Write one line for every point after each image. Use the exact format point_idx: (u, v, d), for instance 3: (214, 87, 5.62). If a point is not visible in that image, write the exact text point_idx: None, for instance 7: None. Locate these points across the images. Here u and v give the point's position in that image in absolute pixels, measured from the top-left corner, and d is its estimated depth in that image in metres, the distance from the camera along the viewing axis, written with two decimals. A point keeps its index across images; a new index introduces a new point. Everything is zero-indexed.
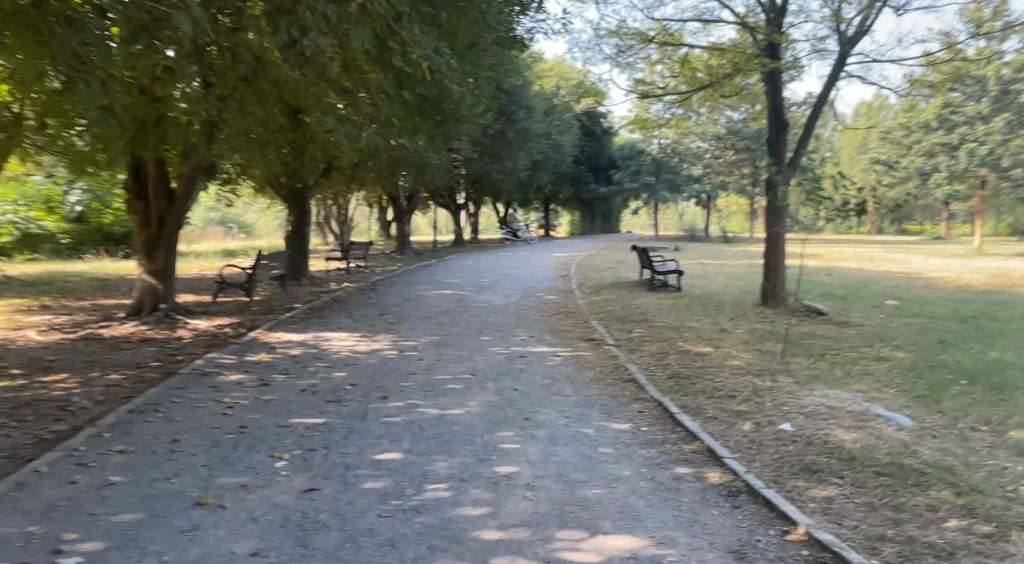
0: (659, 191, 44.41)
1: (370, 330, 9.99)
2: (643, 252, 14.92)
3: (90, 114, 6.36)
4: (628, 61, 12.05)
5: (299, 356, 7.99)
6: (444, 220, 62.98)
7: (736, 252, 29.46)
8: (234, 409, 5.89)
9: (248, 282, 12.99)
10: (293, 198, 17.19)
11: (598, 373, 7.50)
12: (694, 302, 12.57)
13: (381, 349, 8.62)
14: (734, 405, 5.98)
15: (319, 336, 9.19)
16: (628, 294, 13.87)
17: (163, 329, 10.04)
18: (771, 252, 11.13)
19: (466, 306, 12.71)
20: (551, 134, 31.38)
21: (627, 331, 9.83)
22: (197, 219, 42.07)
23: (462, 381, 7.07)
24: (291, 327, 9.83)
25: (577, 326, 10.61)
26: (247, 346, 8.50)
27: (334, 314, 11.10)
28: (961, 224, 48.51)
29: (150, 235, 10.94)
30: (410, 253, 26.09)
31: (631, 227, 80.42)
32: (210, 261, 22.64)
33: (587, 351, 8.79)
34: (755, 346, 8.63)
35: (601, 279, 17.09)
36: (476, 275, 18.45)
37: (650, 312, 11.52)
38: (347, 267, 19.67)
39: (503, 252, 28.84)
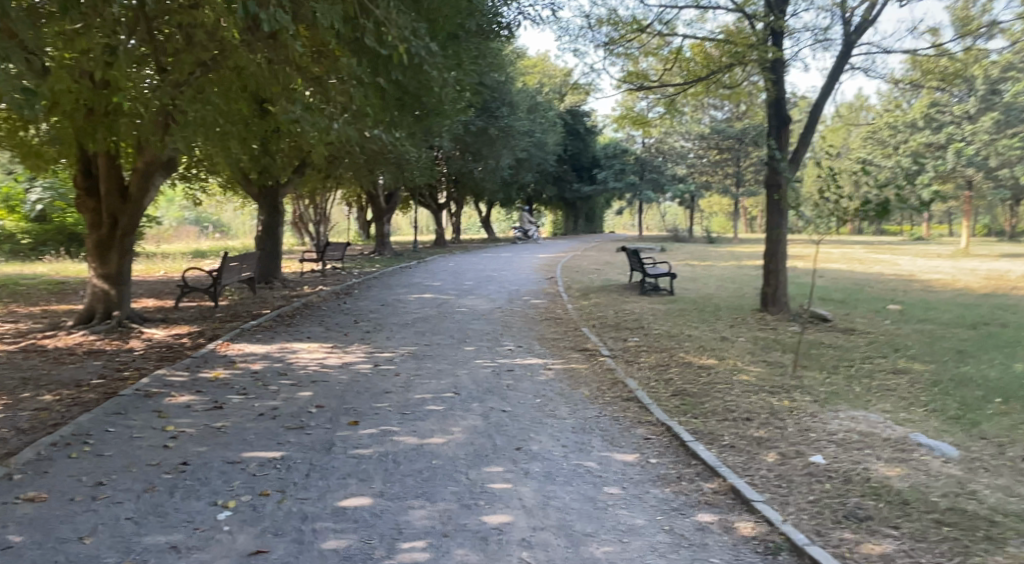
0: (642, 190, 42.98)
1: (343, 340, 9.19)
2: (634, 254, 14.21)
3: (10, 98, 5.45)
4: (622, 50, 11.39)
5: (261, 373, 7.18)
6: (427, 220, 62.13)
7: (722, 253, 28.89)
8: (178, 440, 5.09)
9: (214, 286, 12.12)
10: (264, 196, 16.30)
11: (595, 390, 6.76)
12: (689, 308, 11.88)
13: (354, 363, 7.82)
14: (753, 431, 5.26)
15: (286, 348, 8.37)
16: (619, 298, 13.15)
17: (114, 340, 9.19)
18: (771, 255, 10.46)
19: (447, 312, 11.92)
20: (535, 133, 30.67)
21: (621, 341, 9.10)
22: (170, 220, 40.82)
23: (443, 402, 6.30)
24: (255, 337, 8.99)
25: (566, 335, 9.87)
26: (203, 361, 7.66)
27: (304, 322, 10.29)
28: (941, 225, 48.41)
29: (101, 236, 10.06)
30: (389, 253, 25.27)
31: (614, 228, 79.95)
32: (178, 263, 21.66)
33: (580, 364, 8.04)
34: (762, 358, 7.94)
35: (589, 282, 16.37)
36: (458, 278, 17.66)
37: (644, 319, 10.80)
38: (323, 269, 18.80)
39: (485, 252, 28.07)
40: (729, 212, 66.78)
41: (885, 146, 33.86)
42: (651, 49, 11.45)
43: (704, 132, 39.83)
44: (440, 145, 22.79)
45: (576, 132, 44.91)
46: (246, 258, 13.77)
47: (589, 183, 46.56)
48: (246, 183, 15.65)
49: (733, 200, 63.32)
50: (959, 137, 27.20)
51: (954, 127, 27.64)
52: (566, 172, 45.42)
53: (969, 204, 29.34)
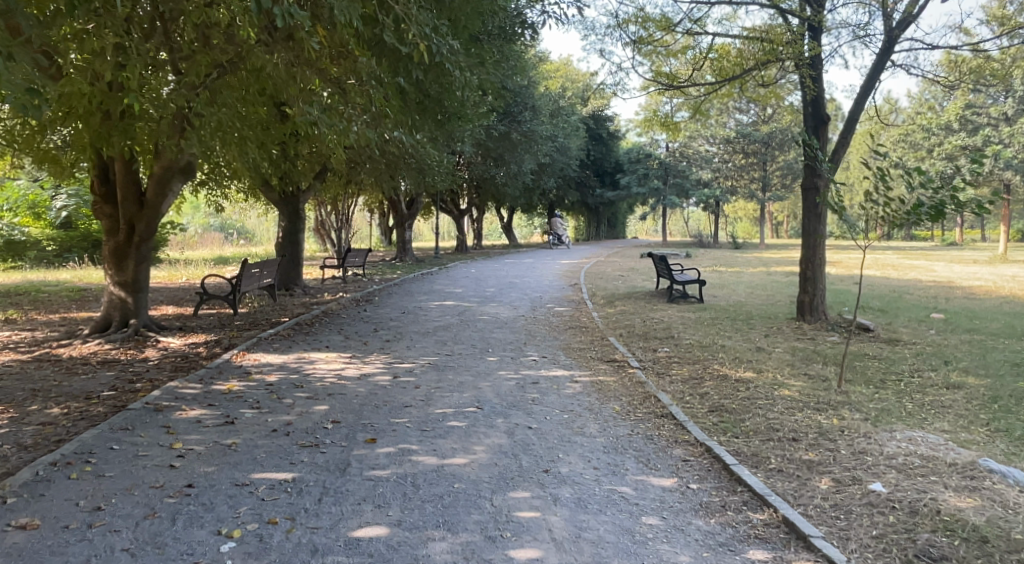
0: (666, 195, 42.45)
1: (362, 350, 8.88)
2: (661, 261, 13.80)
3: (17, 98, 5.17)
4: (651, 52, 11.11)
5: (277, 385, 6.87)
6: (448, 225, 61.98)
7: (749, 259, 28.28)
8: (185, 459, 4.80)
9: (233, 293, 11.91)
10: (285, 202, 16.11)
11: (626, 405, 6.37)
12: (720, 316, 11.44)
13: (373, 374, 7.50)
14: (801, 453, 4.86)
15: (303, 358, 8.07)
16: (647, 306, 12.74)
17: (129, 349, 8.96)
18: (809, 261, 10.03)
19: (470, 320, 11.59)
20: (558, 137, 30.34)
21: (651, 352, 8.70)
22: (195, 225, 40.97)
23: (465, 417, 5.95)
24: (272, 346, 8.71)
25: (593, 345, 9.48)
26: (218, 371, 7.39)
27: (323, 331, 10.01)
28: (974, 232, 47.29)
29: (118, 242, 9.86)
30: (411, 259, 25.05)
31: (637, 233, 79.32)
32: (200, 269, 21.61)
33: (609, 376, 7.65)
34: (802, 371, 7.50)
35: (614, 289, 15.96)
36: (480, 284, 17.34)
37: (674, 328, 10.38)
38: (344, 275, 18.58)
39: (508, 258, 27.77)
40: (755, 217, 65.90)
41: (916, 149, 33.05)
42: (680, 50, 11.12)
43: (729, 136, 39.22)
44: (462, 150, 22.53)
45: (598, 137, 44.47)
46: (265, 264, 13.55)
47: (612, 188, 46.09)
48: (266, 188, 15.44)
49: (759, 204, 62.47)
50: (995, 139, 26.42)
51: (990, 129, 26.88)
52: (588, 177, 45.04)
53: (1006, 208, 28.48)
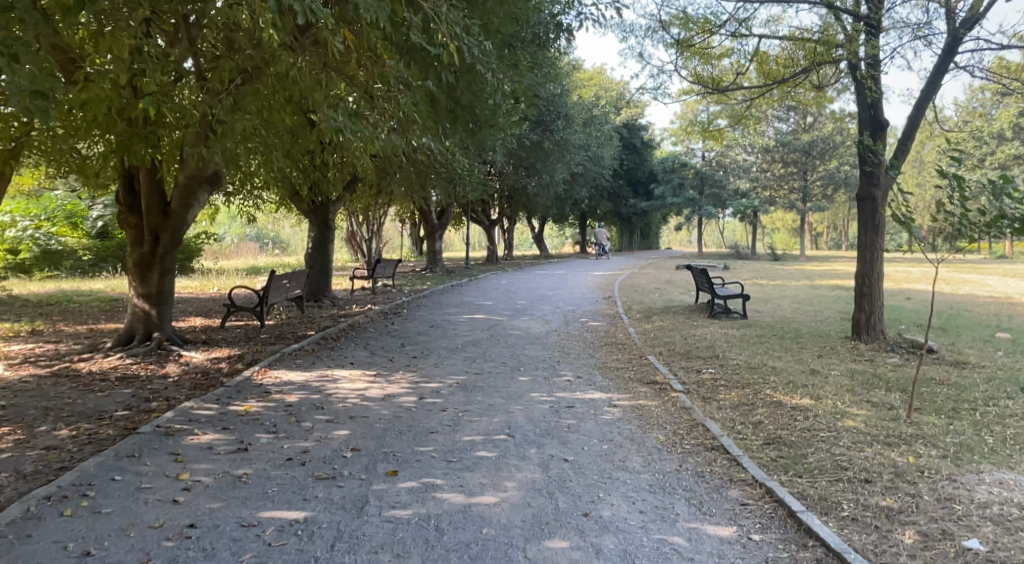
0: (703, 206, 41.69)
1: (388, 367, 8.46)
2: (702, 274, 13.20)
3: (26, 102, 5.01)
4: (696, 56, 10.65)
5: (296, 406, 6.47)
6: (479, 235, 61.73)
7: (791, 272, 27.40)
8: (190, 493, 4.40)
9: (260, 305, 11.61)
10: (315, 212, 15.84)
11: (672, 435, 5.84)
12: (766, 333, 10.82)
13: (398, 395, 7.06)
14: (876, 500, 4.33)
15: (327, 376, 7.67)
16: (687, 321, 12.16)
17: (150, 364, 8.64)
18: (865, 277, 9.43)
19: (502, 335, 11.14)
20: (591, 146, 29.88)
21: (695, 374, 8.14)
22: (230, 235, 41.25)
23: (497, 446, 5.48)
24: (296, 363, 8.34)
25: (632, 364, 8.95)
26: (236, 390, 7.01)
27: (349, 346, 9.63)
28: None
29: (142, 253, 9.60)
30: (442, 270, 24.73)
31: (671, 244, 78.34)
32: (231, 279, 21.50)
33: (651, 400, 7.13)
34: (863, 398, 6.88)
35: (652, 303, 15.38)
36: (513, 297, 16.88)
37: (718, 346, 9.80)
38: (374, 286, 18.27)
39: (541, 269, 27.30)
40: (792, 228, 64.58)
41: None
42: (727, 53, 10.65)
43: (768, 145, 38.35)
44: (493, 159, 22.16)
45: (633, 146, 43.83)
46: (294, 275, 13.26)
47: (646, 198, 45.41)
48: (296, 198, 15.20)
49: (798, 215, 61.17)
50: None
51: None
52: (622, 187, 44.48)
53: None
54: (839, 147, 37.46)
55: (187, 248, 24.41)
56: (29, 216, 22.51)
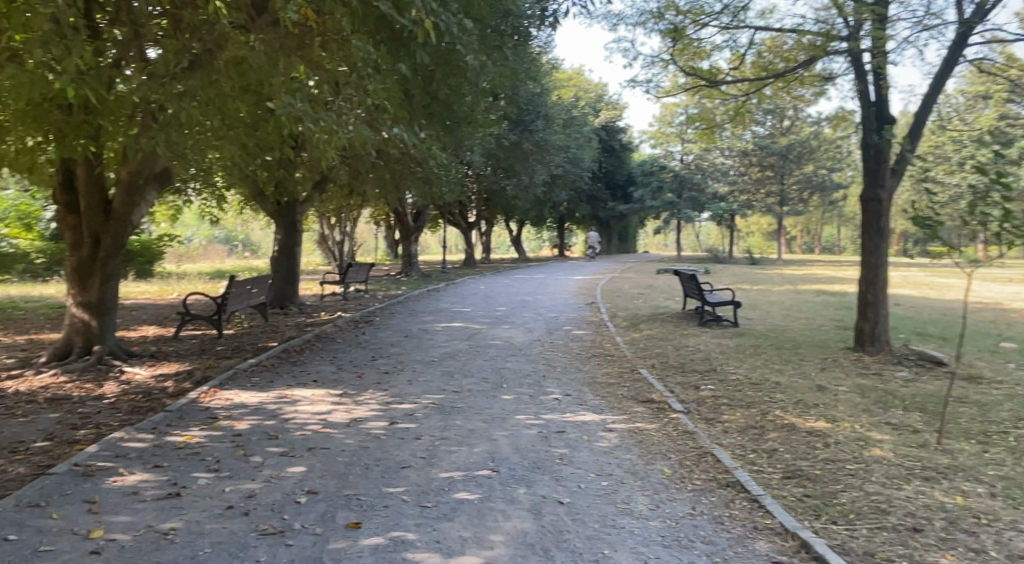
0: (683, 209, 41.49)
1: (356, 384, 7.63)
2: (691, 280, 12.55)
3: None
4: (684, 46, 10.01)
5: (246, 435, 5.64)
6: (455, 239, 60.88)
7: (772, 276, 27.02)
8: (100, 557, 3.57)
9: (217, 314, 10.69)
10: (281, 213, 14.89)
11: (679, 468, 5.09)
12: (762, 344, 10.18)
13: (364, 420, 6.24)
14: (936, 557, 3.62)
15: (285, 397, 6.82)
16: (677, 330, 11.49)
17: (87, 383, 7.71)
18: (869, 283, 8.83)
19: (480, 346, 10.35)
20: (571, 148, 29.25)
21: (694, 392, 7.43)
22: (198, 238, 39.95)
23: (479, 485, 4.69)
24: (252, 381, 7.48)
25: (624, 379, 8.22)
26: (179, 416, 6.15)
27: (313, 360, 8.77)
28: None
29: (81, 259, 8.65)
30: (417, 273, 23.86)
31: (648, 246, 78.19)
32: (193, 284, 20.44)
33: (650, 423, 6.39)
34: (883, 420, 6.20)
35: (637, 309, 14.70)
36: (490, 303, 16.08)
37: (714, 358, 9.12)
38: (345, 292, 17.37)
39: (518, 273, 26.56)
40: (767, 230, 64.71)
41: None
42: (719, 44, 10.00)
43: (746, 148, 38.00)
44: (470, 160, 21.41)
45: (611, 149, 43.29)
46: (256, 281, 12.33)
47: (624, 201, 44.91)
48: (260, 198, 14.25)
49: (773, 218, 61.32)
50: None
51: None
52: (599, 191, 43.95)
53: None
54: (817, 150, 37.25)
55: (149, 252, 23.27)
56: None
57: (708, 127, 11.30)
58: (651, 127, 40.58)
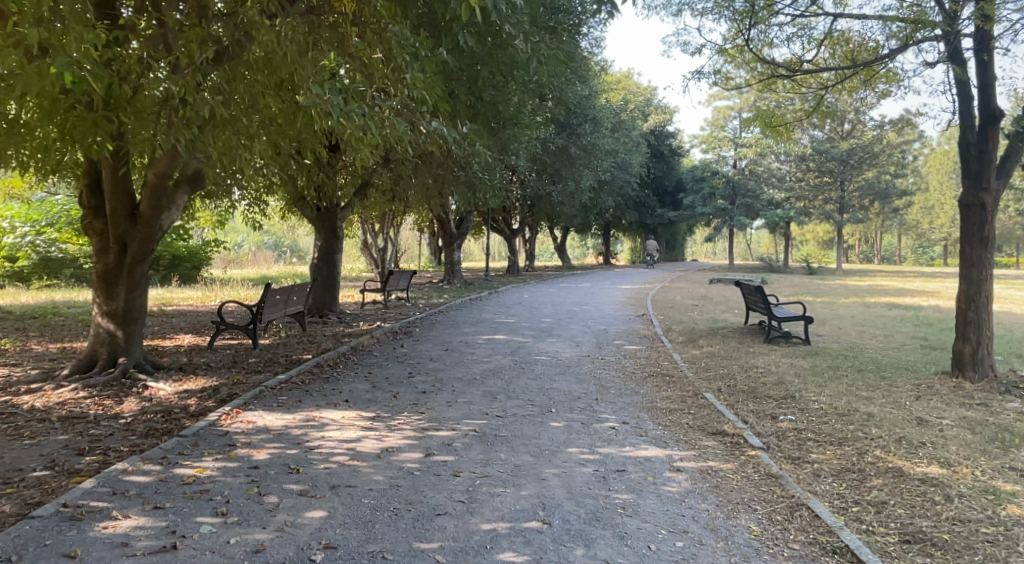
0: (735, 215, 38.96)
1: (390, 405, 6.92)
2: (756, 292, 11.59)
3: None
4: (755, 36, 9.17)
5: (263, 468, 4.96)
6: (499, 246, 60.36)
7: (834, 288, 25.67)
8: None
9: (251, 324, 10.16)
10: (321, 219, 14.35)
11: (769, 526, 4.25)
12: (841, 367, 9.21)
13: (397, 450, 5.51)
14: None
15: (312, 421, 6.14)
16: (741, 348, 10.57)
17: (107, 398, 7.17)
18: (970, 300, 7.91)
19: (526, 362, 9.58)
20: (619, 152, 28.35)
21: (773, 424, 6.59)
22: (247, 244, 40.11)
23: (530, 543, 3.94)
24: (278, 400, 6.82)
25: (689, 404, 7.39)
26: (193, 441, 5.50)
27: (347, 376, 8.12)
28: None
29: (107, 265, 8.16)
30: (461, 281, 23.24)
31: (697, 254, 76.51)
32: (235, 289, 20.13)
33: (727, 463, 5.55)
34: (1007, 465, 5.25)
35: (694, 322, 13.78)
36: (537, 313, 15.34)
37: (789, 381, 8.20)
38: (386, 300, 16.79)
39: (565, 282, 25.72)
40: (822, 237, 62.56)
41: None
42: (794, 32, 9.12)
43: (804, 153, 36.46)
44: (517, 164, 20.72)
45: (661, 154, 42.29)
46: (293, 288, 11.78)
47: (673, 207, 43.73)
48: (300, 203, 13.75)
49: (829, 226, 59.38)
50: None
51: None
52: (648, 197, 42.84)
53: None
54: (879, 155, 35.56)
55: (196, 257, 23.19)
56: (31, 221, 21.08)
57: (781, 123, 10.39)
58: (703, 132, 39.36)
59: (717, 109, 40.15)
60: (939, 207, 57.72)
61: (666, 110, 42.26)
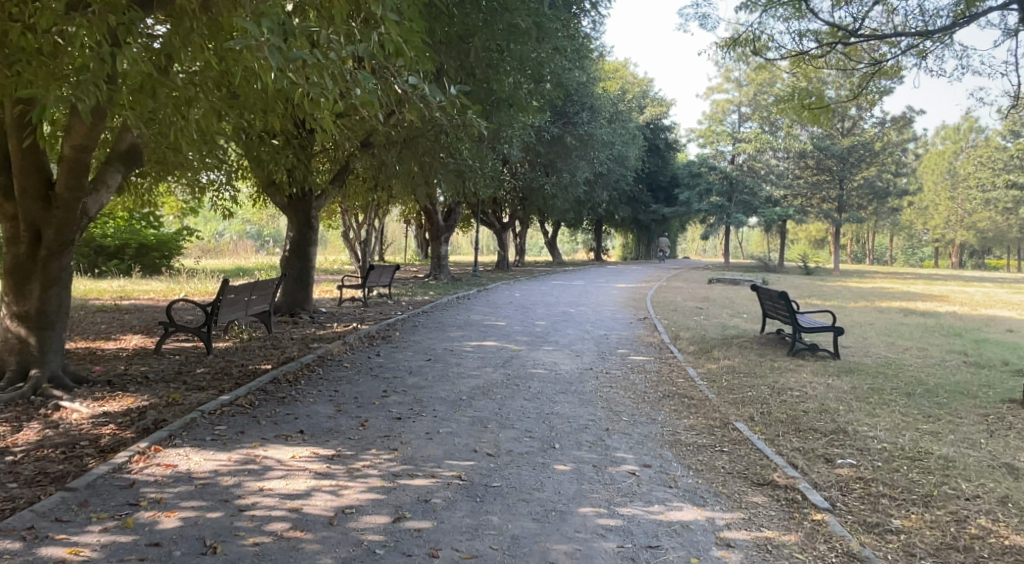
0: (732, 213, 37.30)
1: (356, 438, 5.56)
2: (777, 299, 10.38)
3: None
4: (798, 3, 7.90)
5: (167, 546, 3.62)
6: (488, 240, 59.05)
7: (839, 290, 24.57)
8: None
9: (202, 325, 8.73)
10: (293, 208, 12.83)
11: None
12: (883, 389, 7.99)
13: (356, 513, 4.16)
14: None
15: (251, 464, 4.79)
16: (762, 362, 9.34)
17: (3, 424, 5.75)
18: None
19: (521, 377, 8.24)
20: (617, 145, 27.12)
21: (830, 471, 5.31)
22: (227, 235, 38.56)
23: None
24: (215, 431, 5.43)
25: (722, 440, 6.09)
26: (83, 498, 4.13)
27: (307, 395, 6.74)
28: None
29: (18, 257, 6.73)
30: (448, 276, 21.89)
31: (687, 251, 75.57)
32: (203, 282, 18.62)
33: (792, 533, 4.26)
34: None
35: (703, 329, 12.55)
36: (531, 315, 14.03)
37: (832, 408, 6.96)
38: (365, 297, 15.42)
39: (557, 279, 24.43)
40: (814, 236, 61.74)
41: None
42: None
43: (803, 149, 35.44)
44: (510, 153, 19.40)
45: (656, 148, 41.18)
46: (257, 285, 10.35)
47: (668, 203, 42.62)
48: (269, 189, 12.27)
49: (823, 225, 58.59)
50: None
51: None
52: (642, 192, 41.67)
53: None
54: (879, 153, 34.61)
55: (166, 246, 21.71)
56: None
57: (822, 105, 9.29)
58: (700, 125, 38.20)
59: (715, 102, 39.07)
60: (933, 208, 56.99)
61: (662, 103, 41.15)
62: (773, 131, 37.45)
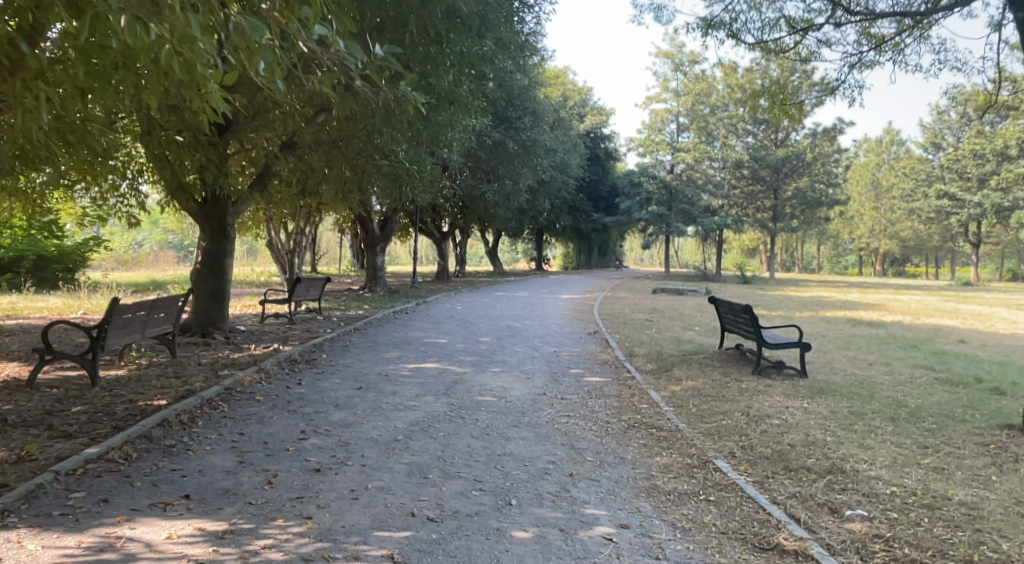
0: (672, 223, 37.29)
1: (259, 502, 4.38)
2: (740, 312, 9.61)
3: None
4: None
5: None
6: (426, 250, 57.74)
7: (782, 300, 24.28)
8: None
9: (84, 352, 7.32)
10: (204, 214, 11.41)
11: None
12: (866, 413, 7.23)
13: None
14: None
15: (106, 556, 3.59)
16: (730, 383, 8.51)
17: None
18: None
19: (465, 408, 7.15)
20: (558, 151, 26.37)
21: (841, 526, 4.42)
22: (147, 246, 36.20)
23: None
24: (68, 503, 4.17)
25: (706, 486, 5.14)
26: None
27: (202, 442, 5.50)
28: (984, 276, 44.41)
29: None
30: (384, 288, 20.62)
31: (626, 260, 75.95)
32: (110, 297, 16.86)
33: None
34: None
35: (659, 343, 11.72)
36: (474, 330, 12.96)
37: (820, 440, 6.13)
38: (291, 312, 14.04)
39: (499, 290, 23.43)
40: (749, 245, 62.73)
41: None
42: None
43: (740, 159, 35.50)
44: (449, 158, 18.31)
45: (595, 157, 40.79)
46: (160, 303, 8.95)
47: (607, 212, 42.29)
48: (177, 192, 10.83)
49: (757, 235, 59.55)
50: None
51: None
52: (582, 201, 41.19)
53: None
54: (812, 163, 34.94)
55: (70, 257, 19.79)
56: None
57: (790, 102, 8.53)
58: (639, 134, 37.97)
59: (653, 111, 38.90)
60: (860, 217, 58.56)
61: (601, 111, 40.78)
62: (710, 141, 37.50)
